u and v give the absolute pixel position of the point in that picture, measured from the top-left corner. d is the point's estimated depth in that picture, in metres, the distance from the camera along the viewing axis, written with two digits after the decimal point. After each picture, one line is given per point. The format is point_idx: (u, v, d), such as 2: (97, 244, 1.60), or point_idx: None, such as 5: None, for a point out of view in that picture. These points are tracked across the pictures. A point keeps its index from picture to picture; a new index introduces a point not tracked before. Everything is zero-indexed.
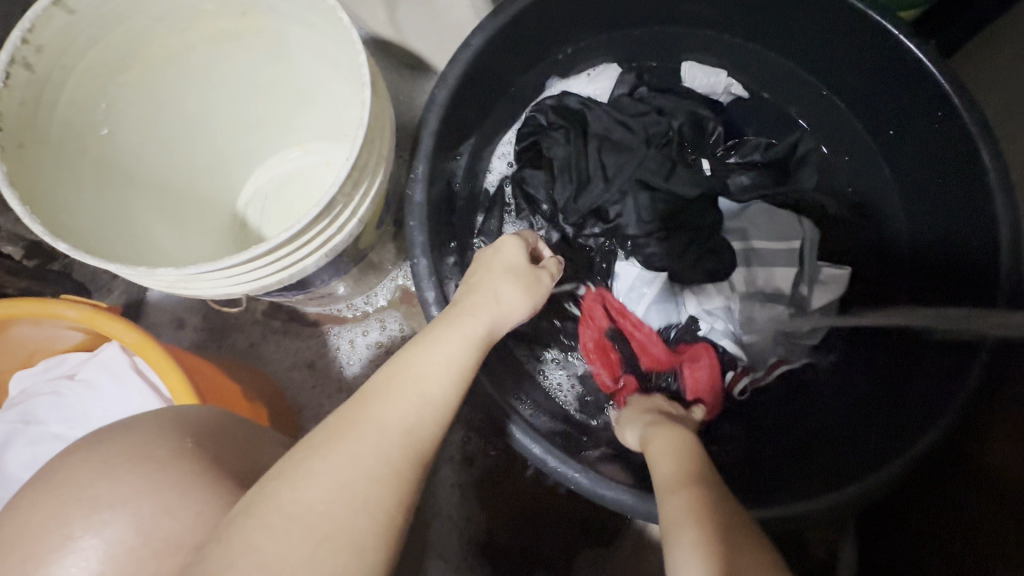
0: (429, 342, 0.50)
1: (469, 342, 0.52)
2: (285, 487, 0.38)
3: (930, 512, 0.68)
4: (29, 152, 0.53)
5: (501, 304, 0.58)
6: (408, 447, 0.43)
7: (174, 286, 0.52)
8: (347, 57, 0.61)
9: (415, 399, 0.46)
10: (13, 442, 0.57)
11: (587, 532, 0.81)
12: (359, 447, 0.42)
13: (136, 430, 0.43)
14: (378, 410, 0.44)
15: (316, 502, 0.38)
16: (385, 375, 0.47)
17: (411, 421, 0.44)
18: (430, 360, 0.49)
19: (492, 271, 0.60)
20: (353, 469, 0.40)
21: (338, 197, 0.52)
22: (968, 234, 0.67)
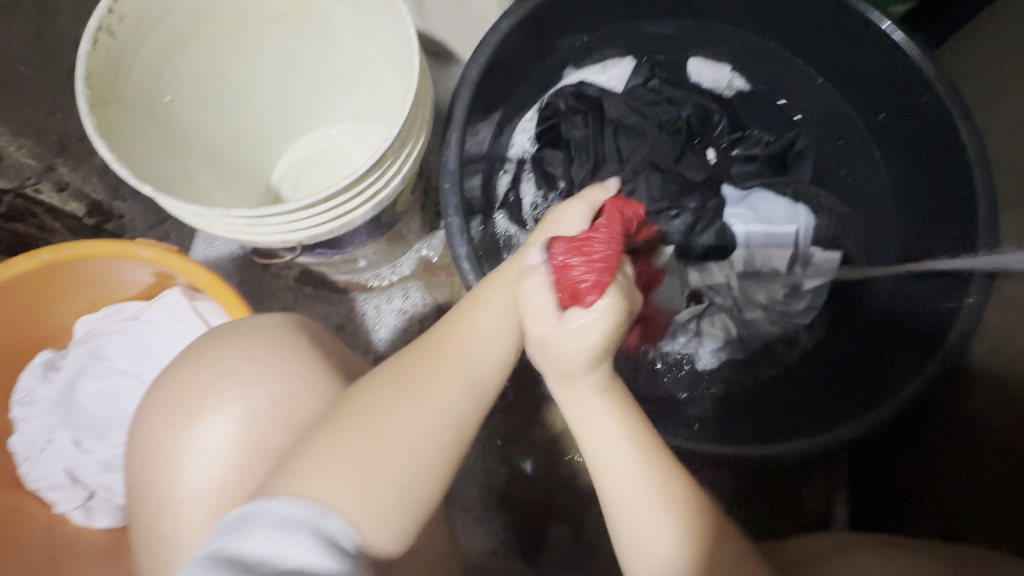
0: (479, 311, 0.51)
1: (516, 311, 0.52)
2: (364, 421, 0.44)
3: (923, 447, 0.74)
4: (109, 110, 0.59)
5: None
6: (459, 376, 0.48)
7: (238, 232, 0.58)
8: (392, 35, 0.67)
9: (463, 362, 0.48)
10: (85, 373, 0.63)
11: (597, 486, 0.87)
12: (416, 406, 0.45)
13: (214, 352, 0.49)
14: (442, 366, 0.48)
15: (375, 446, 0.43)
16: (440, 334, 0.50)
17: (468, 379, 0.48)
18: (479, 327, 0.50)
19: (543, 230, 0.57)
20: (415, 424, 0.45)
21: (388, 154, 0.58)
22: (950, 205, 0.74)
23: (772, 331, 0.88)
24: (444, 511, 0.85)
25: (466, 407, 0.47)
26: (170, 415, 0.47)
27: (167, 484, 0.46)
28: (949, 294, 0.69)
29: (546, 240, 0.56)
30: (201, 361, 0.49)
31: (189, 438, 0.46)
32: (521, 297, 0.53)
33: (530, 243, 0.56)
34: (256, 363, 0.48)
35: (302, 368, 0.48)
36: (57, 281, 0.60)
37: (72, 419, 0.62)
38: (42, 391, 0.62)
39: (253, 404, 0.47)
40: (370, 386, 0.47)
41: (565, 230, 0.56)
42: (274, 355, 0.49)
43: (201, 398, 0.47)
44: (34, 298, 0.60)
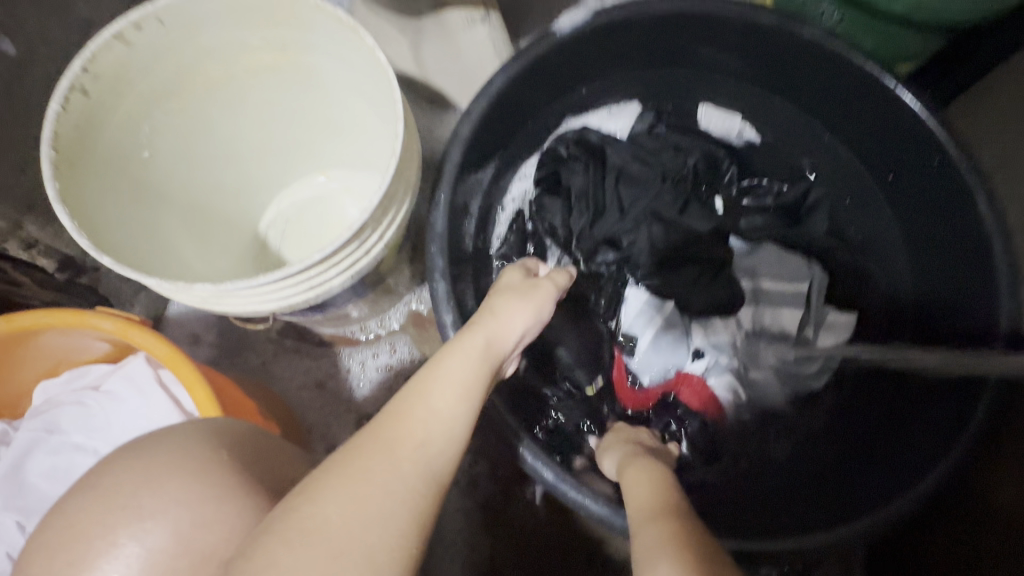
0: (436, 388, 0.45)
1: (479, 388, 0.47)
2: (312, 535, 0.35)
3: (939, 543, 0.68)
4: (80, 170, 0.56)
5: (509, 331, 0.53)
6: (423, 470, 0.41)
7: (206, 302, 0.54)
8: (380, 92, 0.65)
9: (421, 453, 0.41)
10: (36, 449, 0.58)
11: (590, 563, 0.80)
12: (372, 509, 0.37)
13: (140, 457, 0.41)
14: (395, 457, 0.40)
15: (326, 567, 0.34)
16: (386, 421, 0.43)
17: (426, 475, 0.41)
18: (437, 411, 0.44)
19: (511, 296, 0.55)
20: (370, 530, 0.36)
21: (368, 222, 0.55)
22: (968, 276, 0.69)
23: (780, 393, 0.83)
24: None
25: (425, 506, 0.40)
26: (61, 552, 0.38)
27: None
28: (960, 374, 0.65)
29: (518, 305, 0.54)
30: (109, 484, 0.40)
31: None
32: (485, 367, 0.49)
33: (496, 312, 0.53)
34: (155, 491, 0.39)
35: (209, 491, 0.39)
36: (12, 351, 0.56)
37: (17, 500, 0.56)
38: None
39: (155, 541, 0.38)
40: (315, 490, 0.38)
41: (537, 299, 0.56)
42: (178, 480, 0.40)
43: (98, 533, 0.38)
44: None
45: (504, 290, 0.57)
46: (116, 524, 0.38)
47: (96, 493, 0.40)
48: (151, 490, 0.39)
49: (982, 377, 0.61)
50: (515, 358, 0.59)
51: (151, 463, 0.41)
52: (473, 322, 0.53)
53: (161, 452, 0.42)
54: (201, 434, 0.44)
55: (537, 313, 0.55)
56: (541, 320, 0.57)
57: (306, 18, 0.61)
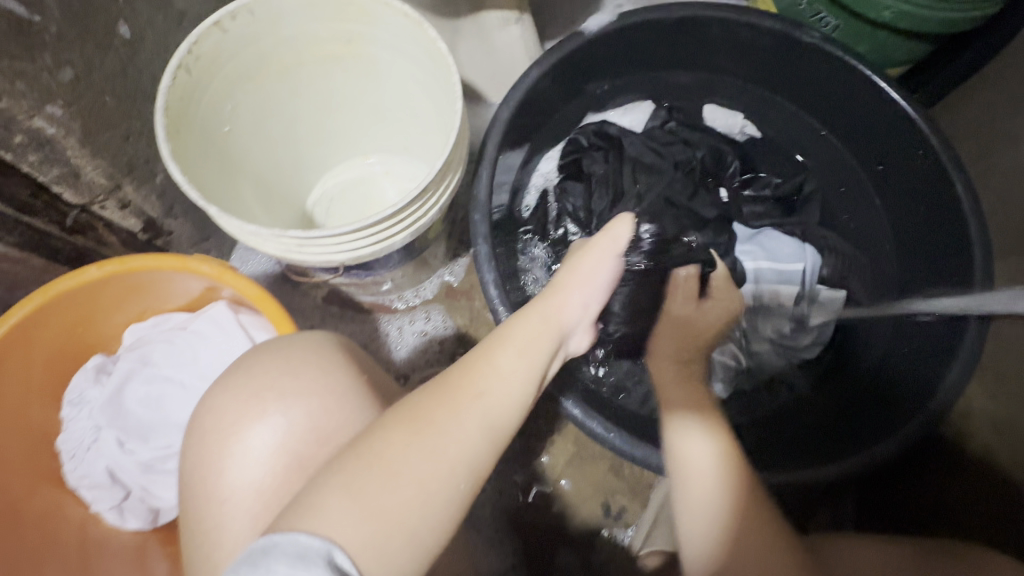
0: (501, 350, 0.54)
1: (538, 350, 0.56)
2: (384, 460, 0.43)
3: (925, 475, 0.75)
4: (181, 138, 0.65)
5: (567, 308, 0.62)
6: (487, 421, 0.48)
7: (289, 251, 0.63)
8: (435, 81, 0.74)
9: (478, 403, 0.48)
10: (133, 378, 0.67)
11: (607, 512, 0.89)
12: (428, 445, 0.45)
13: (253, 364, 0.50)
14: (457, 406, 0.48)
15: (385, 482, 0.42)
16: (458, 371, 0.51)
17: (483, 425, 0.48)
18: (500, 367, 0.52)
19: (566, 276, 0.68)
20: (437, 463, 0.44)
21: (429, 186, 0.64)
22: (947, 251, 0.78)
23: (778, 364, 0.92)
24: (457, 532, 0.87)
25: (481, 450, 0.47)
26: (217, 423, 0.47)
27: (214, 508, 0.46)
28: (947, 333, 0.73)
29: (571, 278, 0.67)
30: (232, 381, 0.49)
31: (226, 455, 0.46)
32: (549, 334, 0.58)
33: (557, 290, 0.65)
34: (288, 380, 0.48)
35: (327, 386, 0.48)
36: (114, 288, 0.64)
37: (118, 421, 0.66)
38: (93, 393, 0.66)
39: (293, 420, 0.47)
40: (388, 427, 0.46)
41: (587, 272, 0.68)
42: (314, 372, 0.49)
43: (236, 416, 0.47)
44: (96, 305, 0.65)
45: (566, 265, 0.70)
46: (239, 410, 0.47)
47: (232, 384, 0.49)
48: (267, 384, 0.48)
49: (963, 319, 0.69)
50: (586, 334, 0.68)
51: (286, 360, 0.50)
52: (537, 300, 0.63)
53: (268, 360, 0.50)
54: (322, 342, 0.53)
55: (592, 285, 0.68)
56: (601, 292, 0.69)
57: (374, 13, 0.71)
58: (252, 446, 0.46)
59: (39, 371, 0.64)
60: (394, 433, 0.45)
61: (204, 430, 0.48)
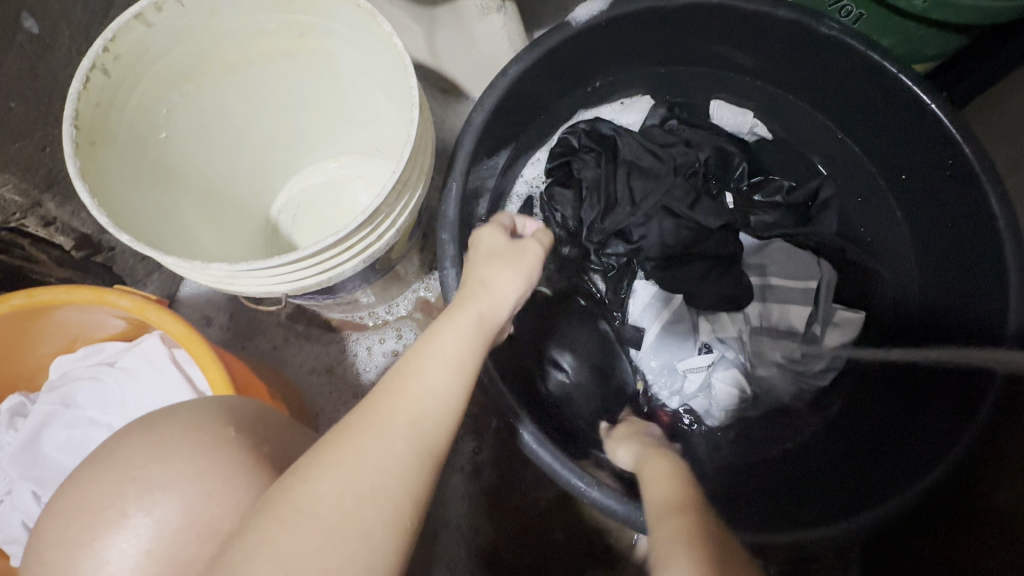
0: (428, 363, 0.46)
1: (471, 357, 0.48)
2: (302, 513, 0.36)
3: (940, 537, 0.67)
4: (99, 150, 0.57)
5: (500, 304, 0.53)
6: (419, 446, 0.42)
7: (221, 282, 0.56)
8: (397, 80, 0.65)
9: (413, 426, 0.42)
10: (52, 422, 0.60)
11: (591, 553, 0.81)
12: (363, 483, 0.38)
13: (150, 432, 0.42)
14: (385, 427, 0.42)
15: (321, 540, 0.35)
16: (382, 394, 0.44)
17: (417, 445, 0.42)
18: (429, 382, 0.45)
19: (499, 264, 0.55)
20: (365, 506, 0.38)
21: (382, 208, 0.55)
22: (978, 275, 0.69)
23: (787, 390, 0.83)
24: (428, 572, 0.80)
25: (421, 475, 0.41)
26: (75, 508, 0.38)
27: None
28: (969, 374, 0.65)
29: (505, 273, 0.55)
30: (112, 457, 0.41)
31: (89, 554, 0.37)
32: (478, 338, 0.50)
33: (486, 276, 0.54)
34: (159, 461, 0.40)
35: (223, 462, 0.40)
36: (28, 324, 0.57)
37: (33, 471, 0.58)
38: (7, 438, 0.59)
39: (164, 513, 0.38)
40: (309, 470, 0.38)
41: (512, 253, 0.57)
42: (197, 450, 0.40)
43: (108, 495, 0.39)
44: (10, 342, 0.57)
45: (488, 259, 0.57)
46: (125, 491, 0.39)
47: (118, 459, 0.41)
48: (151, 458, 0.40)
49: (988, 372, 0.62)
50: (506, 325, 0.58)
51: (165, 438, 0.41)
52: (462, 295, 0.53)
53: (163, 432, 0.42)
54: (216, 411, 0.45)
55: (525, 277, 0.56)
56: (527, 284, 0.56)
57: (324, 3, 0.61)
58: (122, 535, 0.37)
59: None
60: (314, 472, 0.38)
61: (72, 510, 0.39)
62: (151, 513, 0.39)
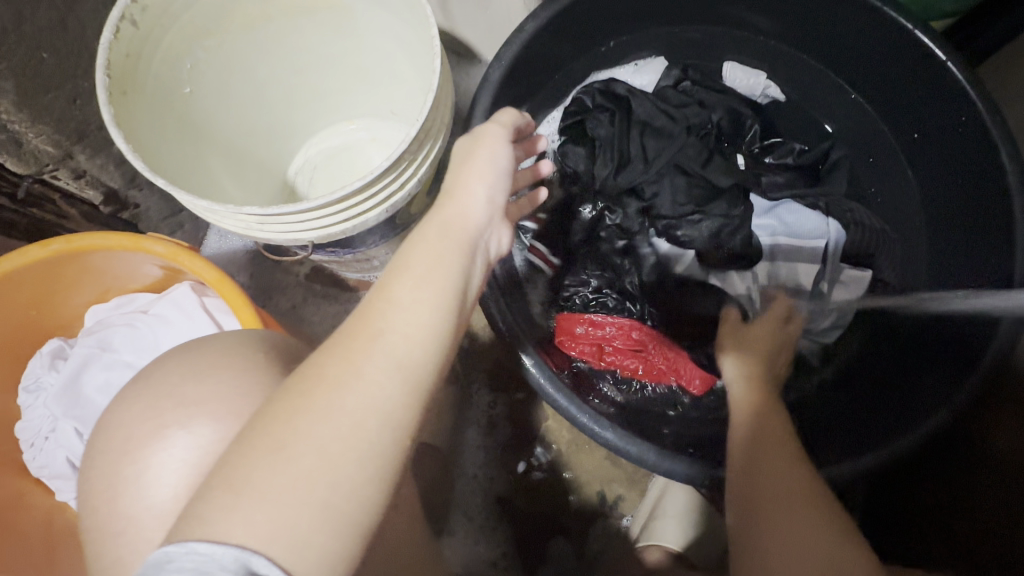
0: (394, 279, 0.42)
1: (443, 271, 0.44)
2: (258, 444, 0.36)
3: (937, 476, 0.69)
4: (128, 100, 0.59)
5: (468, 209, 0.49)
6: (397, 365, 0.39)
7: (250, 229, 0.58)
8: (417, 35, 0.66)
9: (378, 344, 0.39)
10: (90, 365, 0.63)
11: (602, 502, 0.85)
12: (323, 407, 0.37)
13: (193, 360, 0.46)
14: (352, 354, 0.39)
15: (275, 463, 0.35)
16: (352, 321, 0.41)
17: (386, 363, 0.39)
18: (397, 300, 0.41)
19: (460, 165, 0.52)
20: (322, 424, 0.36)
21: (404, 156, 0.57)
22: (987, 232, 0.70)
23: (793, 347, 0.85)
24: (445, 518, 0.84)
25: (398, 395, 0.38)
26: (146, 417, 0.43)
27: (149, 525, 0.41)
28: (979, 324, 0.66)
29: (470, 172, 0.51)
30: (162, 380, 0.45)
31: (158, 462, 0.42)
32: (451, 245, 0.46)
33: (457, 185, 0.50)
34: (216, 385, 0.44)
35: (258, 390, 0.44)
36: (68, 270, 0.60)
37: (76, 410, 0.62)
38: (49, 379, 0.62)
39: (218, 427, 0.42)
40: (271, 404, 0.38)
41: (486, 156, 0.52)
42: (247, 371, 0.45)
43: (176, 413, 0.43)
44: (49, 287, 0.60)
45: (455, 160, 0.54)
46: (172, 413, 0.43)
47: (167, 383, 0.45)
48: (197, 381, 0.44)
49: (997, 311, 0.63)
50: (506, 233, 0.54)
51: (215, 358, 0.45)
52: (433, 209, 0.50)
53: (203, 362, 0.45)
54: (254, 341, 0.48)
55: (488, 173, 0.51)
56: (506, 178, 0.53)
57: None
58: (180, 447, 0.42)
59: None
60: (282, 402, 0.37)
61: (137, 427, 0.43)
62: (188, 434, 0.42)
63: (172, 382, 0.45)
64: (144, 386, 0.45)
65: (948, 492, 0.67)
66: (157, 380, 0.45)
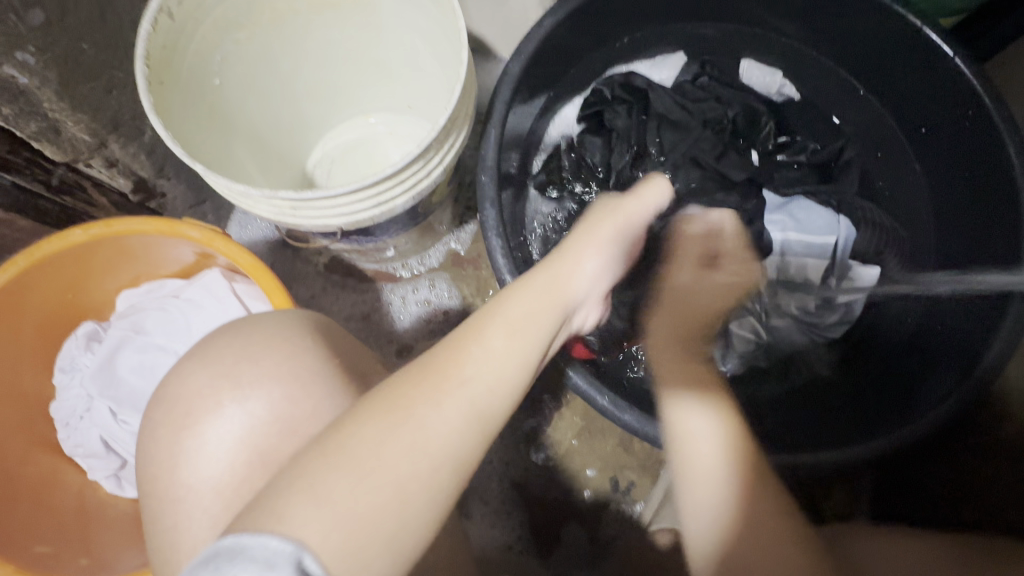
0: (492, 324, 0.46)
1: (541, 320, 0.48)
2: (340, 458, 0.37)
3: (949, 460, 0.71)
4: (164, 90, 0.61)
5: (575, 272, 0.54)
6: (475, 416, 0.42)
7: (282, 214, 0.60)
8: (441, 30, 0.68)
9: (467, 390, 0.42)
10: (124, 347, 0.65)
11: (615, 489, 0.86)
12: (409, 440, 0.39)
13: (231, 339, 0.48)
14: (440, 391, 0.42)
15: (355, 484, 0.36)
16: (443, 353, 0.44)
17: (468, 409, 0.42)
18: (493, 347, 0.45)
19: (580, 238, 0.57)
20: (403, 459, 0.38)
21: (433, 144, 0.59)
22: (993, 223, 0.72)
23: (800, 340, 0.86)
24: (462, 502, 0.86)
25: (467, 442, 0.41)
26: (191, 388, 0.45)
27: (194, 492, 0.43)
28: (988, 309, 0.68)
29: (585, 242, 0.57)
30: (206, 358, 0.47)
31: (203, 432, 0.44)
32: (548, 303, 0.50)
33: (569, 253, 0.55)
34: (259, 360, 0.46)
35: (299, 368, 0.46)
36: (105, 254, 0.62)
37: (110, 390, 0.64)
38: (84, 360, 0.64)
39: (264, 401, 0.45)
40: (352, 420, 0.39)
41: (606, 233, 0.58)
42: (287, 349, 0.47)
43: (223, 385, 0.45)
44: (84, 270, 0.62)
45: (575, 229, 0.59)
46: (213, 388, 0.45)
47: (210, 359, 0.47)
48: (239, 357, 0.46)
49: (1005, 297, 0.65)
50: (594, 310, 0.60)
51: (256, 336, 0.48)
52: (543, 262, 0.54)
53: (244, 340, 0.47)
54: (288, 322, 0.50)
55: (603, 246, 0.57)
56: (612, 270, 0.58)
57: None
58: (224, 419, 0.44)
59: (32, 336, 0.63)
60: (365, 420, 0.39)
61: (182, 400, 0.45)
62: (234, 406, 0.44)
63: (212, 360, 0.47)
64: (189, 363, 0.47)
65: (961, 477, 0.69)
66: (201, 357, 0.47)
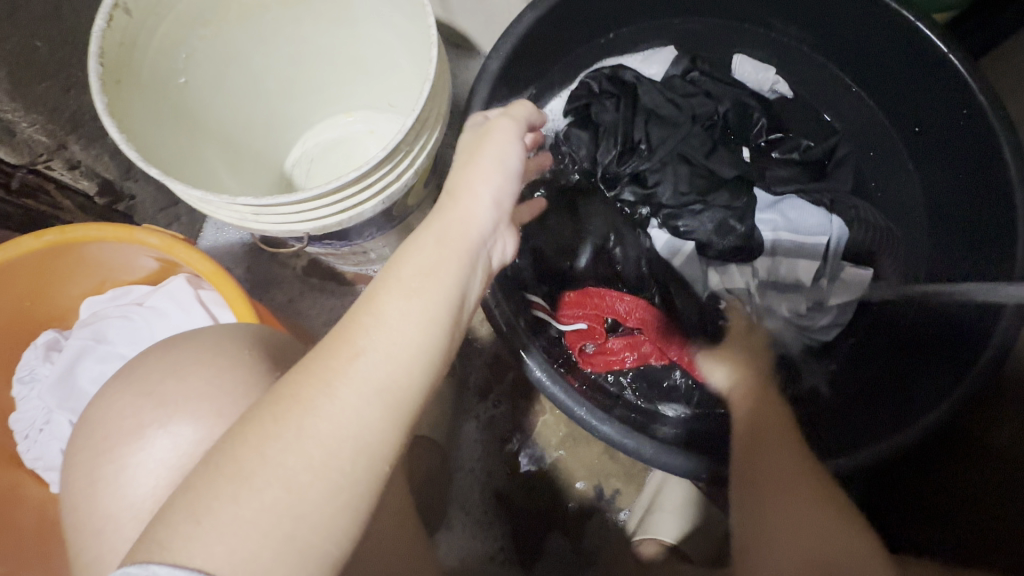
0: (384, 291, 0.40)
1: (443, 272, 0.42)
2: (235, 471, 0.33)
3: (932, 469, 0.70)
4: (122, 89, 0.58)
5: (471, 213, 0.45)
6: (388, 402, 0.37)
7: (244, 220, 0.57)
8: (415, 25, 0.66)
9: (361, 367, 0.37)
10: (85, 357, 0.62)
11: (599, 497, 0.84)
12: (309, 432, 0.35)
13: (182, 355, 0.45)
14: (331, 376, 0.36)
15: (252, 489, 0.33)
16: (335, 334, 0.38)
17: (371, 389, 0.36)
18: (386, 318, 0.39)
19: (464, 165, 0.47)
20: (305, 458, 0.34)
21: (401, 146, 0.56)
22: (988, 226, 0.70)
23: (792, 344, 0.84)
24: (443, 511, 0.84)
25: (384, 429, 0.37)
26: (138, 408, 0.43)
27: (136, 520, 0.41)
28: (978, 318, 0.66)
29: (472, 170, 0.47)
30: (155, 375, 0.44)
31: (148, 457, 0.42)
32: (451, 256, 0.42)
33: (458, 185, 0.46)
34: (210, 378, 0.44)
35: (251, 386, 0.44)
36: (65, 262, 0.59)
37: (70, 402, 0.62)
38: (43, 371, 0.62)
39: (212, 422, 0.42)
40: (245, 424, 0.35)
41: (492, 150, 0.48)
42: (241, 365, 0.45)
43: (171, 404, 0.43)
44: (42, 279, 0.60)
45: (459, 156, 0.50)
46: (159, 408, 0.42)
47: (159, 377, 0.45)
48: (190, 374, 0.44)
49: (996, 307, 0.63)
50: (503, 240, 0.48)
51: (209, 352, 0.45)
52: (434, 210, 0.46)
53: (197, 356, 0.45)
54: (244, 337, 0.48)
55: (495, 166, 0.47)
56: (514, 175, 0.48)
57: None
58: (170, 441, 0.42)
59: None
60: (251, 428, 0.35)
61: (126, 421, 0.43)
62: (181, 427, 0.42)
63: (160, 378, 0.45)
64: (137, 380, 0.45)
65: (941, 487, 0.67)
66: (151, 374, 0.45)
